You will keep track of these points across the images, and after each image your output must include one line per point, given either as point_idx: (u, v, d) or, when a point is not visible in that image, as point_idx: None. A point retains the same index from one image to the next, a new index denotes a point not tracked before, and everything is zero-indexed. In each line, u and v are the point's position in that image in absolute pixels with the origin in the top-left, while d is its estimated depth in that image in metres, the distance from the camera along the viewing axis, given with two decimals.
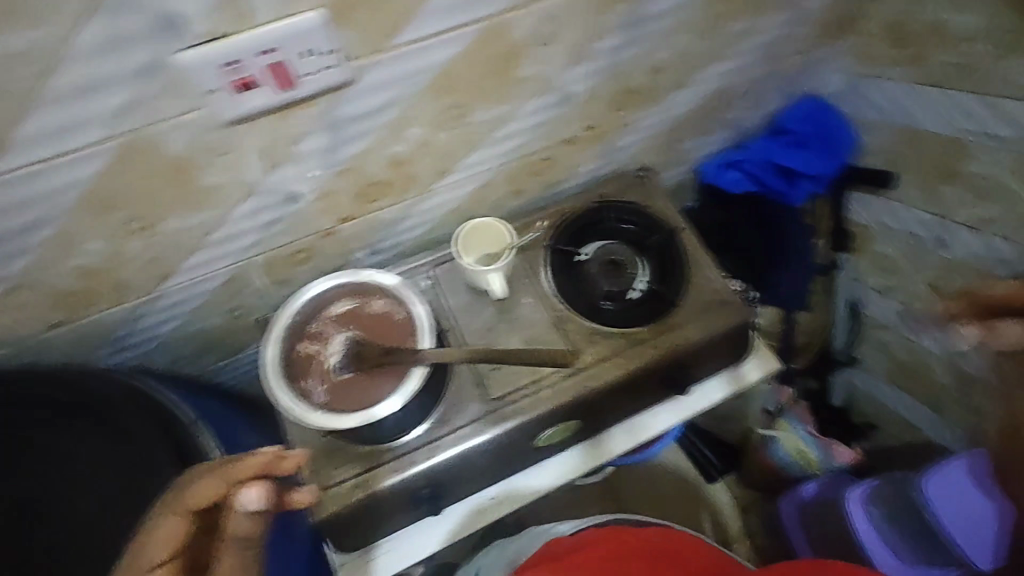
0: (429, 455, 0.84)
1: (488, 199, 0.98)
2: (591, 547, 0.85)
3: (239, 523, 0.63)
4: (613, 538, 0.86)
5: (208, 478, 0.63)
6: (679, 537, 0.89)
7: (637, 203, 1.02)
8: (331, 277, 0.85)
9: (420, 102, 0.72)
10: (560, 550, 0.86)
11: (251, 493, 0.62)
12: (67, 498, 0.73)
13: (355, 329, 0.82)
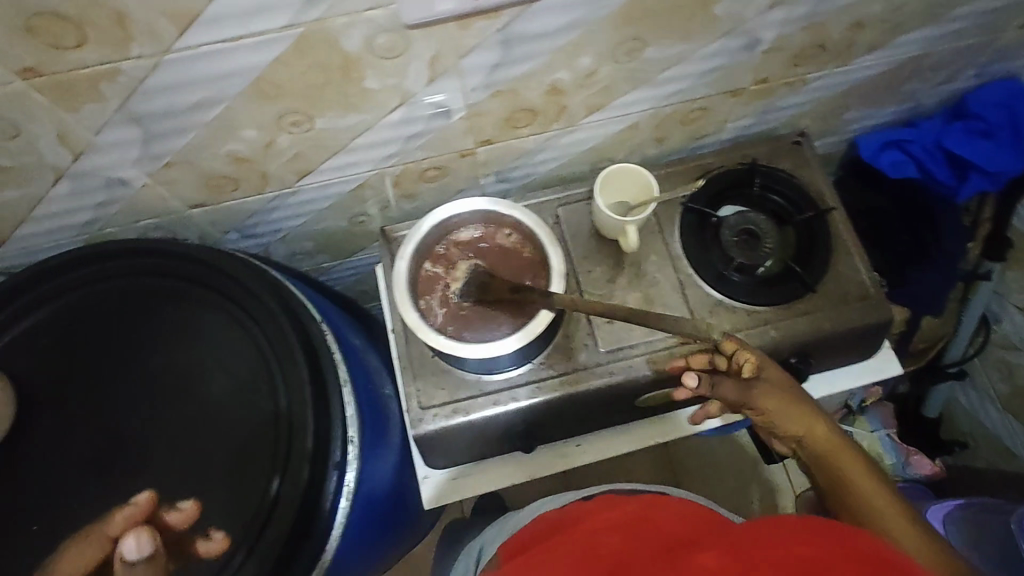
0: (533, 395, 0.83)
1: (629, 143, 0.91)
2: (565, 523, 0.70)
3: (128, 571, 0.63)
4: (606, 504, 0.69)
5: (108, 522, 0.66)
6: (678, 505, 0.64)
7: (789, 173, 0.93)
8: (465, 200, 0.83)
9: (601, 28, 0.66)
10: (534, 539, 0.71)
11: (128, 542, 0.63)
12: (200, 381, 0.73)
13: (481, 258, 0.83)
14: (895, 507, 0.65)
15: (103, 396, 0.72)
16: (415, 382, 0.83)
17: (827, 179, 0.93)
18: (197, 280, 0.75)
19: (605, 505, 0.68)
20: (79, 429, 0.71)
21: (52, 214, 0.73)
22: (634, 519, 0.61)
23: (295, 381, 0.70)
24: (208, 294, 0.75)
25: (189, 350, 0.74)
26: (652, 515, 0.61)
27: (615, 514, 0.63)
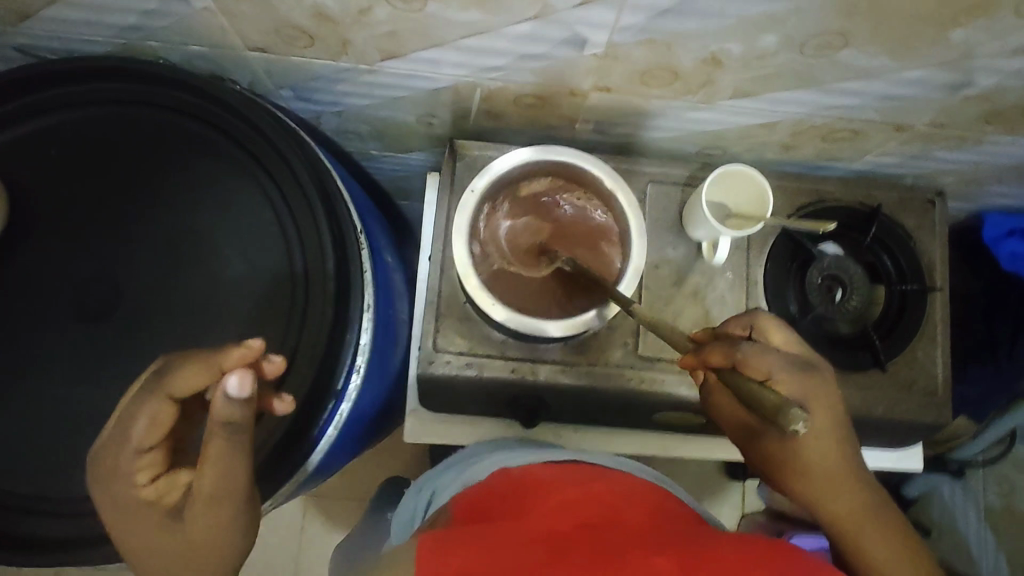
0: (552, 376, 0.77)
1: (754, 139, 0.79)
2: (521, 489, 0.57)
3: (224, 409, 0.48)
4: (577, 474, 0.60)
5: (223, 356, 0.49)
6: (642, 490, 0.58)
7: (908, 234, 0.82)
8: (558, 151, 0.73)
9: (809, 11, 0.52)
10: (490, 496, 0.58)
11: (235, 381, 0.47)
12: (216, 255, 0.64)
13: (548, 224, 0.74)
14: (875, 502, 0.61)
15: (111, 238, 0.64)
16: (437, 322, 0.76)
17: (944, 253, 0.83)
18: (239, 141, 0.64)
19: (571, 475, 0.59)
20: (78, 267, 0.64)
21: (91, 5, 0.61)
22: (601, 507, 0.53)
23: (319, 293, 0.62)
24: (246, 162, 0.64)
25: (213, 217, 0.65)
26: (615, 501, 0.54)
27: (582, 494, 0.54)
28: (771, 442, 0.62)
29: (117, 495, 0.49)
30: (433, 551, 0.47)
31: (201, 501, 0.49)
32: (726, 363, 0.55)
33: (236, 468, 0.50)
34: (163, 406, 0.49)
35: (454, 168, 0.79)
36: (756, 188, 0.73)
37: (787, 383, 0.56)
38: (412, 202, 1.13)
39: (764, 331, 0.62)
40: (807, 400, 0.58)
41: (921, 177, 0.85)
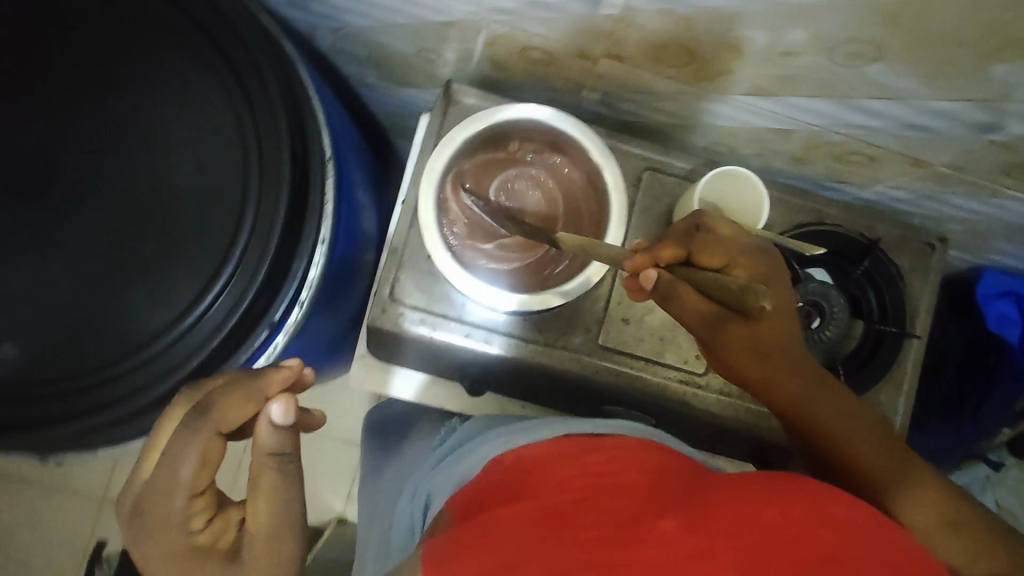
0: (505, 348, 0.74)
1: (765, 145, 0.74)
2: (511, 476, 0.48)
3: (270, 439, 0.48)
4: (563, 440, 0.50)
5: (263, 382, 0.48)
6: (634, 447, 0.48)
7: (901, 275, 0.79)
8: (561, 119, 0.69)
9: (844, 13, 0.47)
10: (482, 486, 0.49)
11: (280, 408, 0.47)
12: (167, 153, 0.60)
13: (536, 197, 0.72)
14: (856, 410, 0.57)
15: (60, 114, 0.59)
16: (397, 271, 0.73)
17: (932, 301, 0.79)
18: (214, 40, 0.60)
19: (561, 444, 0.49)
20: (20, 139, 0.59)
21: None
22: (595, 477, 0.44)
23: (269, 215, 0.59)
24: (216, 63, 0.60)
25: (171, 112, 0.60)
26: (611, 469, 0.45)
27: (575, 466, 0.46)
28: (736, 332, 0.51)
29: (169, 544, 0.47)
30: (439, 562, 0.41)
31: (260, 539, 0.49)
32: (680, 254, 0.53)
33: (290, 499, 0.50)
34: (211, 441, 0.48)
35: (446, 112, 0.75)
36: (753, 197, 0.70)
37: (747, 264, 0.52)
38: (407, 144, 1.08)
39: (709, 223, 0.57)
40: (770, 279, 0.53)
41: (928, 219, 0.81)
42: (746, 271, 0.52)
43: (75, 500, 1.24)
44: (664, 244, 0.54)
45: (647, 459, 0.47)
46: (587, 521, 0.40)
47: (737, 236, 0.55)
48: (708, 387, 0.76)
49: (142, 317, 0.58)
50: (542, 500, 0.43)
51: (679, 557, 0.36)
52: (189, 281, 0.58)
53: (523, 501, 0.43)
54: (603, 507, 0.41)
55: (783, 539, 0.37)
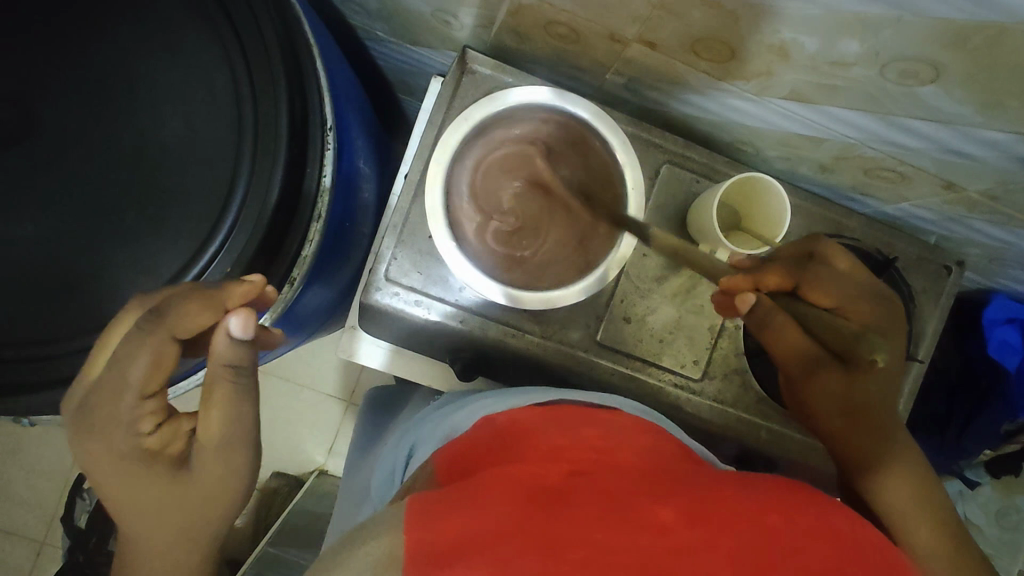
0: (500, 337, 0.71)
1: (792, 149, 0.70)
2: (501, 444, 0.46)
3: (227, 350, 0.47)
4: (557, 416, 0.49)
5: (227, 291, 0.48)
6: (631, 434, 0.47)
7: (911, 297, 0.77)
8: (584, 107, 0.66)
9: (904, 28, 0.43)
10: (470, 451, 0.47)
11: (239, 321, 0.46)
12: (156, 112, 0.55)
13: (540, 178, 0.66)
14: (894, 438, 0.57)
15: (47, 53, 0.55)
16: (395, 247, 0.70)
17: (939, 325, 0.77)
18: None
19: (558, 421, 0.48)
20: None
21: None
22: (589, 458, 0.43)
23: (263, 189, 0.55)
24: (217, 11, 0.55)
25: (164, 68, 0.56)
26: (604, 451, 0.44)
27: (572, 444, 0.44)
28: (827, 378, 0.56)
29: (113, 444, 0.46)
30: (425, 511, 0.38)
31: (209, 447, 0.49)
32: (785, 281, 0.58)
33: (242, 417, 0.50)
34: (166, 346, 0.46)
35: (460, 83, 0.70)
36: (777, 206, 0.65)
37: (858, 310, 0.58)
38: (414, 104, 1.03)
39: (827, 254, 0.59)
40: (877, 329, 0.59)
41: (947, 241, 0.79)
42: (857, 316, 0.58)
43: (55, 433, 1.23)
44: (770, 269, 0.58)
45: (640, 446, 0.45)
46: (581, 499, 0.38)
47: (854, 273, 0.59)
48: (701, 392, 0.74)
49: (122, 282, 0.55)
50: (534, 470, 0.41)
51: (677, 545, 0.35)
52: (174, 251, 0.55)
53: (517, 467, 0.41)
54: (598, 486, 0.39)
55: (786, 547, 0.35)
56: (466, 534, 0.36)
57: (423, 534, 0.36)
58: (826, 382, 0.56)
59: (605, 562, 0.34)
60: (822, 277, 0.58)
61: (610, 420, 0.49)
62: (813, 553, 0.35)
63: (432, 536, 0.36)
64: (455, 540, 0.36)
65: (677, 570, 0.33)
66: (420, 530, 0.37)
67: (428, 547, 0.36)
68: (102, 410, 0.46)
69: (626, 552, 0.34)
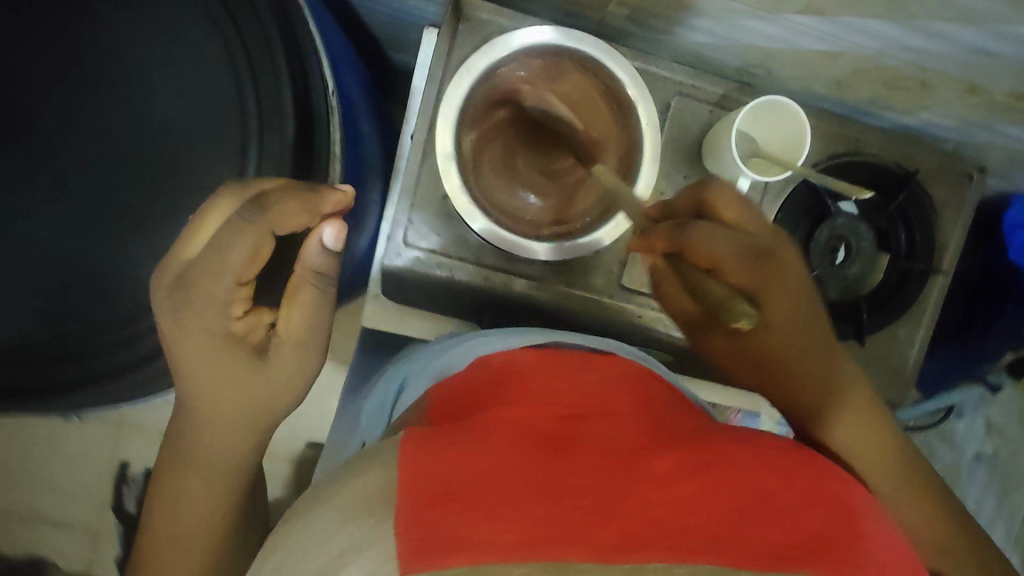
0: (526, 291, 0.72)
1: (805, 67, 0.68)
2: (501, 386, 0.47)
3: (317, 257, 0.52)
4: (557, 360, 0.50)
5: (321, 198, 0.48)
6: (624, 382, 0.48)
7: (935, 208, 0.76)
8: (600, 50, 0.62)
9: None
10: (471, 393, 0.48)
11: (332, 232, 0.50)
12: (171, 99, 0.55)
13: (555, 95, 0.64)
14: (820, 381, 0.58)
15: (53, 37, 0.55)
16: (410, 212, 0.69)
17: (961, 236, 0.77)
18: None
19: (559, 366, 0.49)
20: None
21: None
22: (586, 405, 0.44)
23: (273, 160, 0.54)
24: None
25: (163, 50, 0.54)
26: (602, 400, 0.45)
27: (569, 391, 0.45)
28: (717, 340, 0.63)
29: (212, 329, 0.50)
30: (421, 452, 0.38)
31: (288, 346, 0.54)
32: (670, 246, 0.53)
33: (318, 320, 0.55)
34: (263, 237, 0.48)
35: (456, 29, 0.67)
36: (796, 128, 0.63)
37: (733, 270, 0.52)
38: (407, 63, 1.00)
39: (712, 205, 0.55)
40: (756, 293, 0.54)
41: (967, 147, 0.77)
42: (732, 275, 0.53)
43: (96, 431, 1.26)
44: (654, 232, 0.54)
45: (637, 396, 0.47)
46: (580, 446, 0.40)
47: (739, 224, 0.55)
48: None
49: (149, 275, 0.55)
50: (532, 416, 0.42)
51: (669, 493, 0.37)
52: None
53: (515, 413, 0.42)
54: (598, 434, 0.41)
55: (764, 494, 0.39)
56: (467, 477, 0.37)
57: (419, 475, 0.36)
58: (718, 342, 0.63)
59: (604, 509, 0.36)
60: (688, 232, 0.52)
61: (611, 365, 0.51)
62: (794, 503, 0.39)
63: (432, 475, 0.37)
64: (451, 483, 0.36)
65: (670, 520, 0.36)
66: (417, 467, 0.37)
67: (425, 487, 0.36)
68: (200, 295, 0.48)
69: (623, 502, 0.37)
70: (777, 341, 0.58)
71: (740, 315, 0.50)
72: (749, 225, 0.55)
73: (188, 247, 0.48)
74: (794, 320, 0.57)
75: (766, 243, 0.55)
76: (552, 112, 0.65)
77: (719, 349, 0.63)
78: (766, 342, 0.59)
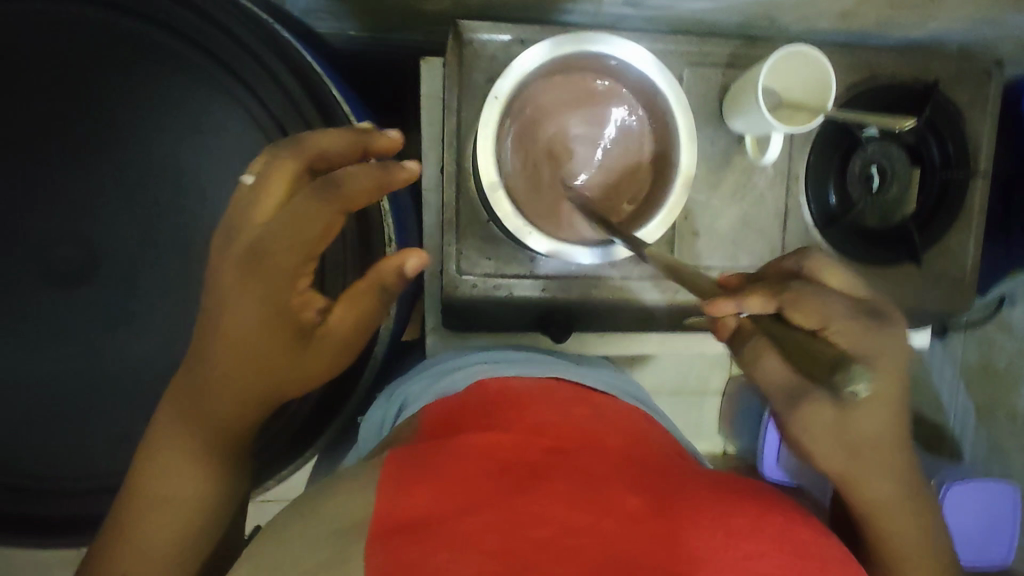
0: (585, 293, 0.72)
1: (809, 8, 0.68)
2: (498, 408, 0.50)
3: (389, 271, 0.48)
4: (558, 400, 0.52)
5: (392, 175, 0.42)
6: (615, 427, 0.50)
7: (960, 114, 0.76)
8: (615, 47, 0.62)
9: None
10: (469, 412, 0.51)
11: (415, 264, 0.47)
12: (218, 179, 0.59)
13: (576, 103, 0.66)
14: (901, 467, 0.53)
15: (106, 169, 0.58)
16: (458, 243, 0.70)
17: (992, 134, 0.77)
18: (161, 26, 0.56)
19: (556, 404, 0.52)
20: (63, 210, 0.57)
21: None
22: (574, 445, 0.46)
23: None
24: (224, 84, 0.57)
25: (185, 130, 0.58)
26: (589, 440, 0.47)
27: (560, 430, 0.47)
28: (822, 415, 0.51)
29: (280, 296, 0.45)
30: (400, 473, 0.41)
31: (332, 341, 0.49)
32: (767, 304, 0.44)
33: (369, 323, 0.50)
34: (331, 218, 0.43)
35: (461, 56, 0.67)
36: (817, 73, 0.63)
37: (843, 331, 0.44)
38: None
39: (817, 275, 0.53)
40: (879, 360, 0.47)
41: (981, 45, 0.77)
42: (844, 341, 0.44)
43: None
44: (751, 293, 0.44)
45: (632, 443, 0.48)
46: (556, 479, 0.41)
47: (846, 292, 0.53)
48: None
49: None
50: (521, 447, 0.44)
51: (622, 536, 0.37)
52: None
53: (503, 439, 0.45)
54: (577, 469, 0.42)
55: (711, 541, 0.38)
56: (439, 503, 0.39)
57: (394, 498, 0.39)
58: (819, 416, 0.51)
59: (557, 551, 0.36)
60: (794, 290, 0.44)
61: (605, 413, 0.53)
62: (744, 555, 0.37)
63: (406, 502, 0.39)
64: (424, 509, 0.39)
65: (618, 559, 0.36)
66: (393, 491, 0.40)
67: (398, 513, 0.38)
68: (268, 269, 0.43)
69: (584, 521, 0.38)
70: (871, 427, 0.51)
71: (855, 375, 0.35)
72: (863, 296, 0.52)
73: (258, 213, 0.44)
74: (888, 420, 0.51)
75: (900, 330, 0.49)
76: (574, 121, 0.67)
77: (814, 434, 0.52)
78: (869, 434, 0.51)
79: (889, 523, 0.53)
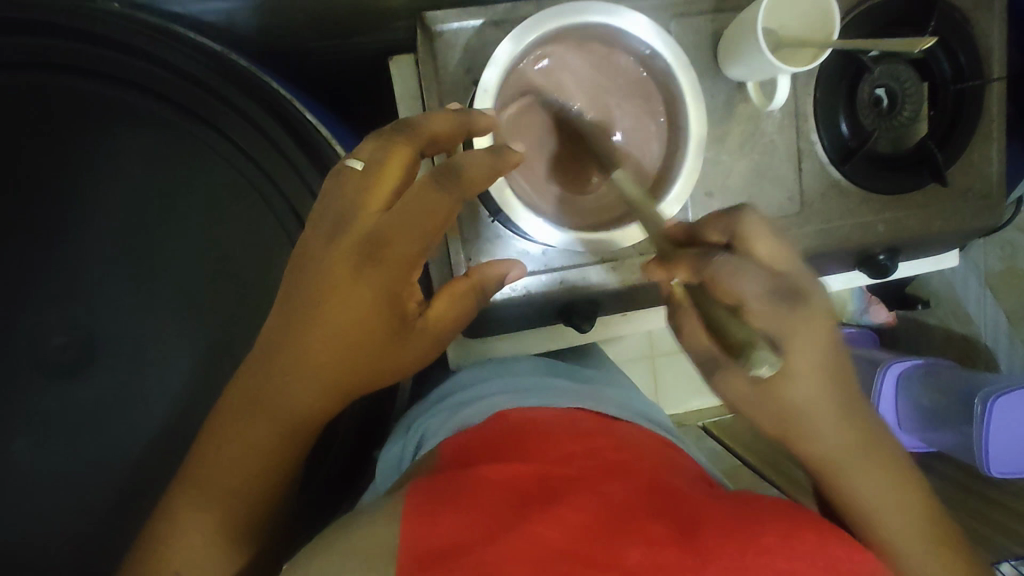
0: (605, 278, 0.68)
1: None
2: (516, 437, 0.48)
3: (492, 271, 0.53)
4: (580, 429, 0.50)
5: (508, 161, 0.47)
6: (636, 450, 0.48)
7: (965, 18, 0.71)
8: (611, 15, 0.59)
9: None
10: (493, 441, 0.49)
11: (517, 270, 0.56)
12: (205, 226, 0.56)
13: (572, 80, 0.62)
14: (849, 429, 0.47)
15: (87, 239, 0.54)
16: (464, 247, 0.66)
17: (1002, 34, 0.72)
18: (118, 79, 0.53)
19: (573, 430, 0.49)
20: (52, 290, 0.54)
21: None
22: (591, 467, 0.44)
23: None
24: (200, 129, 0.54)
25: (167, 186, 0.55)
26: (617, 465, 0.45)
27: (579, 454, 0.45)
28: (739, 385, 0.47)
29: (389, 290, 0.45)
30: (420, 504, 0.40)
31: (427, 337, 0.49)
32: (693, 277, 0.46)
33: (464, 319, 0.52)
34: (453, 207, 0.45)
35: (434, 50, 0.62)
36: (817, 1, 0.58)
37: (764, 310, 0.43)
38: None
39: (741, 236, 0.47)
40: (781, 338, 0.44)
41: None
42: (761, 318, 0.44)
43: None
44: (682, 259, 0.46)
45: (654, 464, 0.47)
46: (575, 503, 0.39)
47: (772, 259, 0.47)
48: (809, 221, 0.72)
49: None
50: (546, 474, 0.42)
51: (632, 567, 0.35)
52: None
53: (523, 470, 0.43)
54: (598, 492, 0.40)
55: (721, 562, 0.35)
56: (461, 535, 0.37)
57: (414, 535, 0.37)
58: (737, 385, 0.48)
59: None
60: (722, 263, 0.43)
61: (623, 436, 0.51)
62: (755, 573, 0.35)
63: (428, 534, 0.37)
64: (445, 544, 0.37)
65: None
66: (413, 528, 0.38)
67: (418, 548, 0.37)
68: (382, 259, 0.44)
69: (600, 554, 0.35)
70: (798, 393, 0.46)
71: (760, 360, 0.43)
72: (788, 266, 0.47)
73: (371, 201, 0.45)
74: (818, 389, 0.46)
75: (822, 314, 0.46)
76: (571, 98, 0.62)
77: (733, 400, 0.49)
78: (797, 401, 0.46)
79: (850, 485, 0.48)
